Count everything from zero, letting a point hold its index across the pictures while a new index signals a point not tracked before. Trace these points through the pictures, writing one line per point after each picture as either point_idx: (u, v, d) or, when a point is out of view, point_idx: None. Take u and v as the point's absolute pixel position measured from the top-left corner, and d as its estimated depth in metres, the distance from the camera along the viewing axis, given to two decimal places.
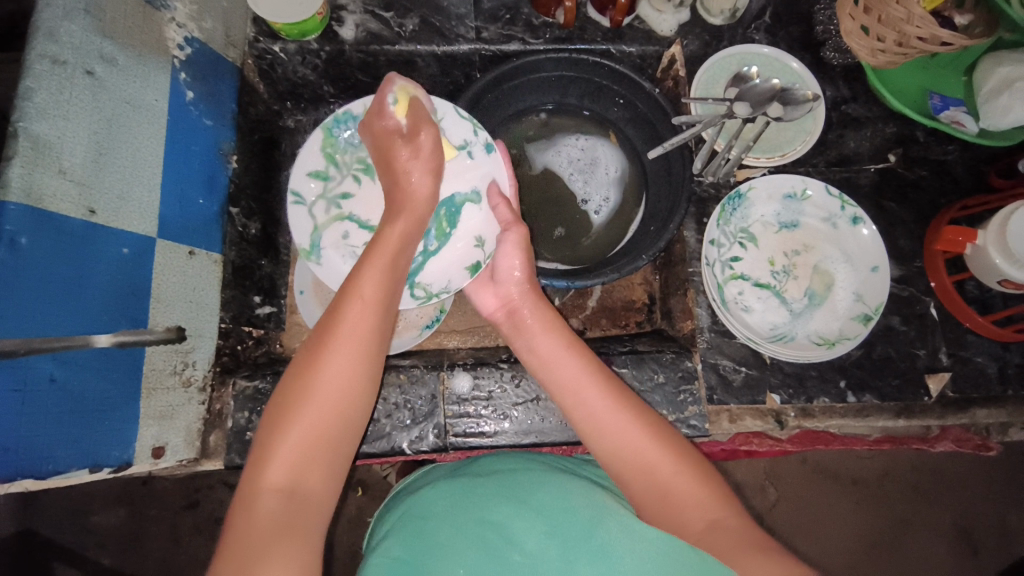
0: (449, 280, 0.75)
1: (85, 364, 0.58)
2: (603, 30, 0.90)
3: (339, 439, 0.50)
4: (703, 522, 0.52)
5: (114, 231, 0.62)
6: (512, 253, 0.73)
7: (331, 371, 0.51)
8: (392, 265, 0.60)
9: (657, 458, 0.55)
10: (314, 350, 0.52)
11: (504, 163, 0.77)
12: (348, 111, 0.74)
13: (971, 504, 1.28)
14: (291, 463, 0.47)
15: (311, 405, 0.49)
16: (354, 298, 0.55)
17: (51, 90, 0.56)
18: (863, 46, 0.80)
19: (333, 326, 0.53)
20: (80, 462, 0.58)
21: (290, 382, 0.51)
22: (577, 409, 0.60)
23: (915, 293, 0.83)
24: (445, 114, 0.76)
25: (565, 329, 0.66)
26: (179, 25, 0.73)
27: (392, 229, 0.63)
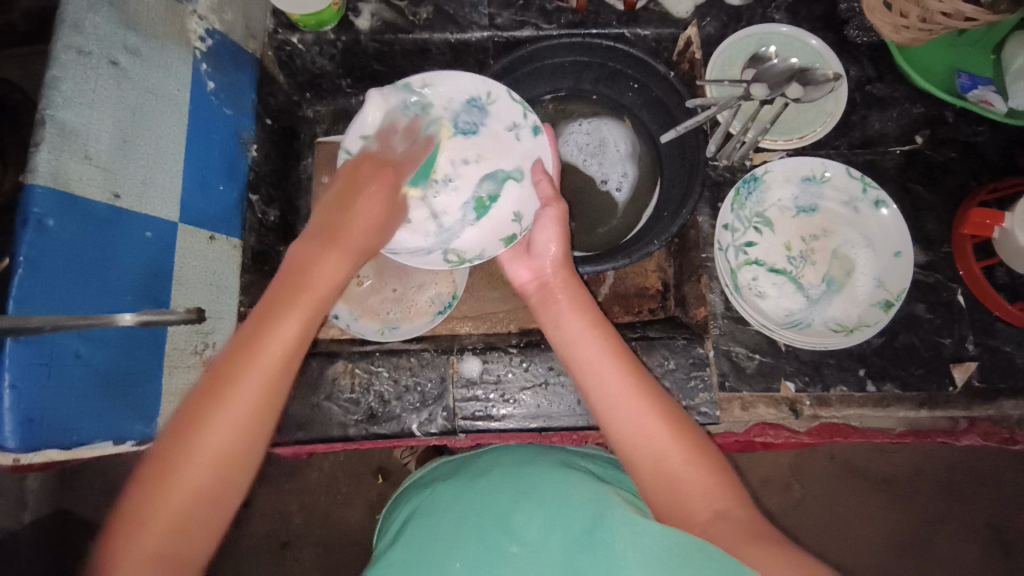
0: (484, 248, 0.79)
1: (109, 341, 0.61)
2: (617, 13, 0.89)
3: (227, 489, 0.49)
4: (708, 514, 0.52)
5: (137, 216, 0.65)
6: (550, 227, 0.72)
7: (216, 431, 0.48)
8: (320, 306, 0.56)
9: (667, 449, 0.55)
10: (211, 398, 0.49)
11: (549, 144, 0.79)
12: (408, 82, 0.76)
13: (1007, 503, 1.23)
14: (170, 519, 0.46)
15: (189, 472, 0.47)
16: (266, 343, 0.51)
17: (76, 79, 0.58)
18: (887, 23, 0.77)
19: (234, 379, 0.49)
20: (104, 435, 0.61)
21: (179, 433, 0.48)
22: (597, 391, 0.60)
23: (941, 280, 0.80)
24: (498, 95, 0.79)
25: (594, 310, 0.66)
26: (202, 17, 0.75)
27: (325, 261, 0.57)
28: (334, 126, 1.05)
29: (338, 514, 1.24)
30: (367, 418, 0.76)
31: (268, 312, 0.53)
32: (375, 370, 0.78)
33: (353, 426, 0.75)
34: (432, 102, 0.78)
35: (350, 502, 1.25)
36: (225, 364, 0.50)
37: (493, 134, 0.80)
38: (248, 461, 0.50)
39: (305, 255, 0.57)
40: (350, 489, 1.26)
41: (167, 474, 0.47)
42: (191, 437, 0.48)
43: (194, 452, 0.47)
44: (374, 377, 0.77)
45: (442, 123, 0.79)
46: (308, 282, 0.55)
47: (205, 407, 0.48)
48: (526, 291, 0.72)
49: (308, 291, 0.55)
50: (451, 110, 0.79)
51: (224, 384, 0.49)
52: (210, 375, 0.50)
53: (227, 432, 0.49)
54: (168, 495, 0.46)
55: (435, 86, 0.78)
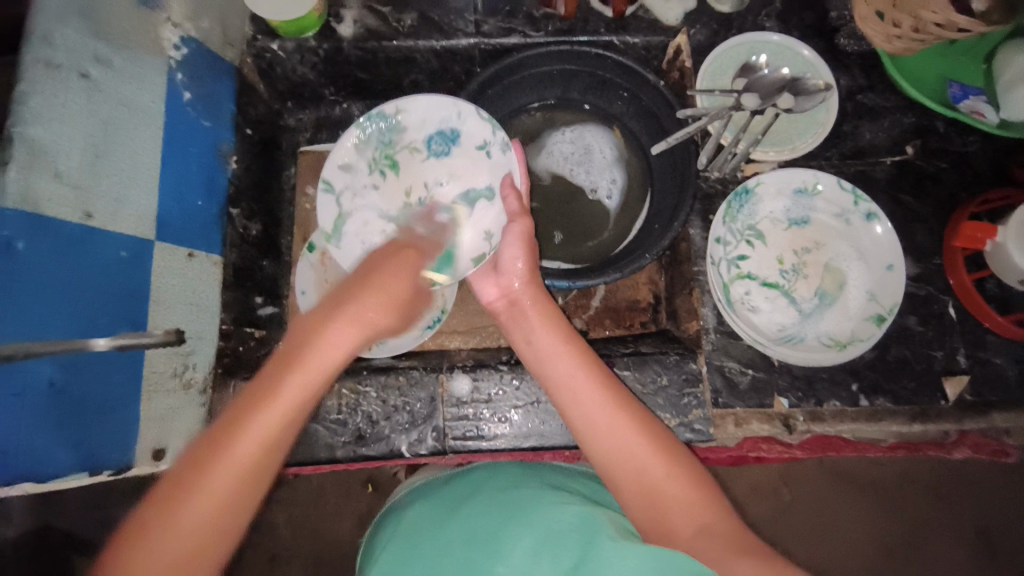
0: (455, 270, 0.77)
1: (84, 367, 0.58)
2: (606, 20, 0.88)
3: (232, 526, 0.45)
4: (692, 530, 0.51)
5: (112, 236, 0.62)
6: (514, 246, 0.71)
7: (177, 537, 0.43)
8: (320, 386, 0.49)
9: (648, 465, 0.54)
10: (230, 423, 0.46)
11: (519, 159, 0.76)
12: (380, 110, 0.78)
13: (993, 508, 1.24)
14: (177, 550, 0.43)
15: (197, 500, 0.44)
16: (289, 374, 0.48)
17: (44, 94, 0.56)
18: (877, 32, 0.77)
19: (258, 405, 0.46)
20: (81, 465, 0.59)
21: (193, 454, 0.45)
22: (572, 409, 0.58)
23: (933, 292, 0.79)
24: (467, 114, 0.78)
25: (565, 326, 0.64)
26: (175, 25, 0.73)
27: (331, 330, 0.51)
28: (317, 135, 1.03)
29: (326, 528, 1.22)
30: (355, 440, 0.74)
31: (256, 394, 0.47)
32: (361, 390, 0.76)
33: (340, 448, 0.74)
34: (406, 127, 0.79)
35: (339, 516, 1.23)
36: (258, 382, 0.48)
37: (464, 153, 0.80)
38: (253, 499, 0.47)
39: (313, 327, 0.51)
40: (338, 504, 1.23)
41: (149, 535, 0.43)
42: (149, 543, 0.43)
43: (149, 556, 0.42)
44: (361, 397, 0.75)
45: (414, 146, 0.80)
46: (304, 363, 0.49)
47: (163, 510, 0.43)
48: (495, 309, 0.71)
49: (301, 375, 0.48)
50: (424, 133, 0.80)
51: (245, 411, 0.46)
52: (179, 467, 0.45)
53: (189, 541, 0.43)
54: (174, 523, 0.43)
55: (408, 112, 0.79)
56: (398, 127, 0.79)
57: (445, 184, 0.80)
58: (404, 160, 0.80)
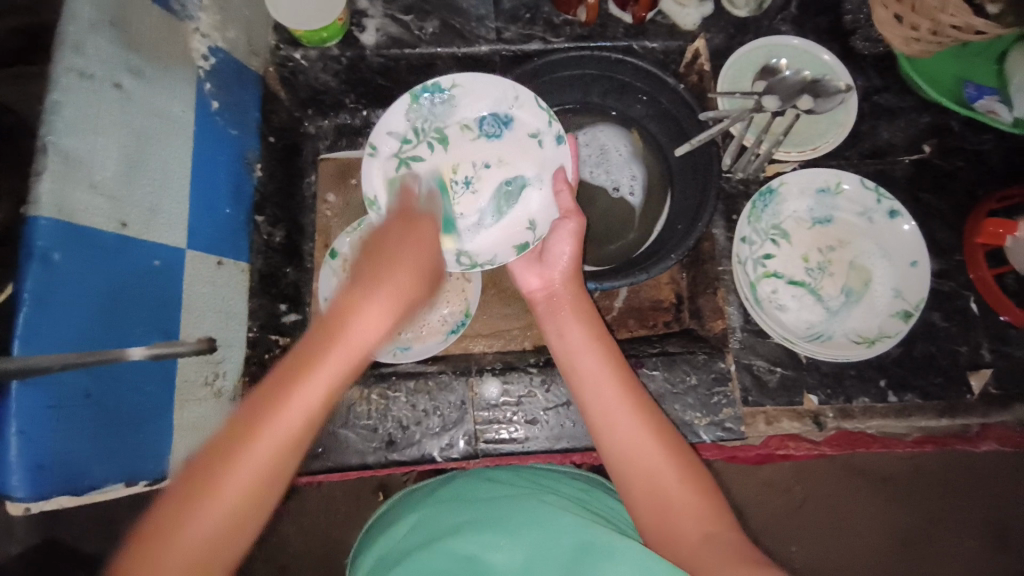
0: (496, 254, 0.77)
1: (118, 377, 0.58)
2: (625, 26, 0.89)
3: (268, 498, 0.47)
4: (698, 535, 0.51)
5: (145, 244, 0.62)
6: (565, 241, 0.71)
7: (235, 480, 0.45)
8: (355, 368, 0.50)
9: (658, 469, 0.55)
10: (271, 394, 0.46)
11: (571, 152, 0.77)
12: (437, 82, 0.76)
13: (1004, 501, 1.24)
14: (218, 520, 0.44)
15: (238, 471, 0.45)
16: (330, 348, 0.48)
17: (79, 104, 0.55)
18: (897, 35, 0.78)
19: (303, 376, 0.47)
20: (117, 476, 0.58)
21: (242, 420, 0.46)
22: (596, 403, 0.59)
23: (955, 288, 0.80)
24: (526, 102, 0.78)
25: (597, 323, 0.66)
26: (203, 35, 0.73)
27: (364, 313, 0.50)
28: (336, 143, 1.03)
29: (342, 534, 1.21)
30: (387, 445, 0.74)
31: (287, 372, 0.48)
32: (392, 395, 0.75)
33: (372, 453, 0.73)
34: (460, 102, 0.78)
35: (355, 523, 1.22)
36: (291, 364, 0.48)
37: (515, 139, 0.79)
38: (281, 482, 0.47)
39: (347, 305, 0.51)
40: (353, 510, 1.22)
41: (189, 506, 0.44)
42: (232, 453, 0.45)
43: (195, 519, 0.44)
44: (391, 402, 0.75)
45: (465, 123, 0.79)
46: (341, 341, 0.49)
47: (213, 471, 0.45)
48: (535, 298, 0.72)
49: (352, 335, 0.50)
50: (477, 113, 0.79)
51: (287, 385, 0.47)
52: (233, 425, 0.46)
53: (235, 501, 0.45)
54: (214, 496, 0.44)
55: (462, 88, 0.78)
56: (451, 102, 0.78)
57: (492, 167, 0.79)
58: (453, 135, 0.79)
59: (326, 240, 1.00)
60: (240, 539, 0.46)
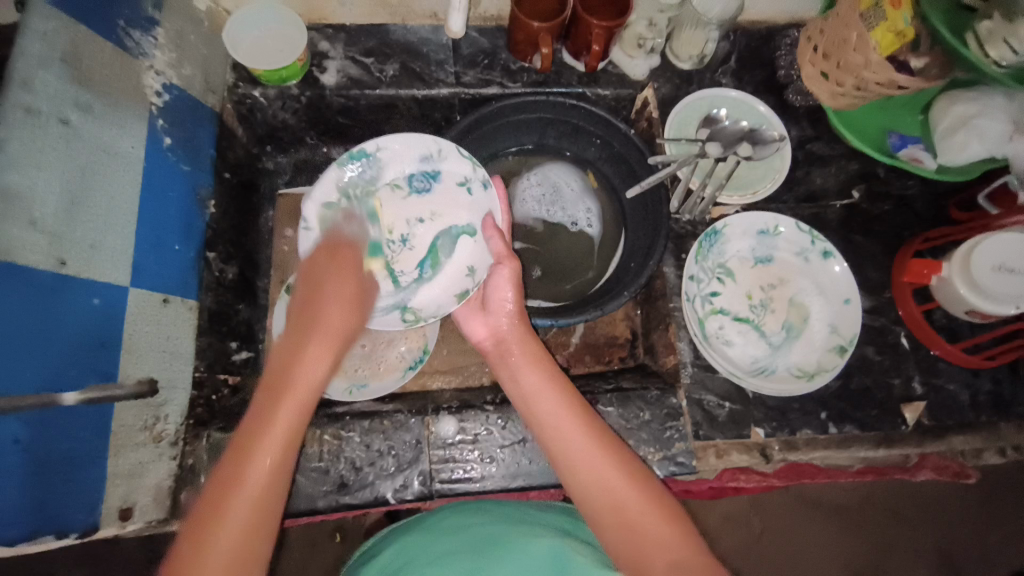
0: (439, 306, 0.78)
1: (48, 423, 0.55)
2: (578, 74, 0.93)
3: (258, 546, 0.49)
4: (664, 564, 0.50)
5: (85, 283, 0.60)
6: (504, 285, 0.73)
7: (216, 548, 0.47)
8: (309, 399, 0.56)
9: (625, 498, 0.55)
10: (234, 458, 0.51)
11: (500, 198, 0.80)
12: (362, 149, 0.76)
13: (950, 527, 1.29)
14: None
15: (225, 527, 0.48)
16: (290, 384, 0.55)
17: (23, 140, 0.54)
18: (825, 90, 0.87)
19: (257, 430, 0.52)
20: (44, 527, 0.55)
21: (208, 498, 0.50)
22: (557, 446, 0.59)
23: (887, 323, 0.85)
24: (448, 153, 0.79)
25: (553, 365, 0.66)
26: (158, 72, 0.73)
27: (309, 359, 0.58)
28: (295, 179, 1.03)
29: None
30: (338, 489, 0.72)
31: (254, 418, 0.53)
32: (344, 436, 0.74)
33: (322, 498, 0.71)
34: (387, 164, 0.78)
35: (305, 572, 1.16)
36: (236, 445, 0.52)
37: (444, 191, 0.80)
38: (268, 527, 0.50)
39: (285, 360, 0.57)
40: (305, 558, 1.16)
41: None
42: (208, 526, 0.48)
43: None
44: (344, 443, 0.74)
45: (394, 184, 0.79)
46: (289, 391, 0.55)
47: (198, 542, 0.47)
48: (483, 348, 0.72)
49: (297, 390, 0.55)
50: (405, 171, 0.79)
51: (245, 443, 0.52)
52: (209, 490, 0.50)
53: (229, 548, 0.48)
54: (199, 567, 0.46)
55: (388, 150, 0.78)
56: (377, 165, 0.78)
57: (426, 222, 0.80)
58: (385, 197, 0.79)
59: (282, 277, 0.98)
60: None
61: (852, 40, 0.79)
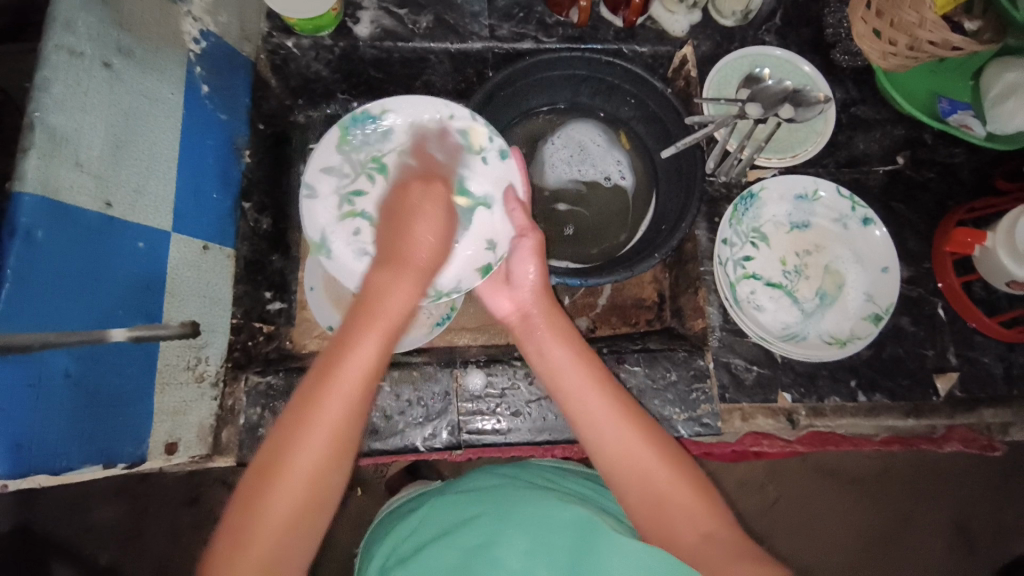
0: (460, 280, 0.74)
1: (98, 359, 0.57)
2: (616, 29, 0.91)
3: (342, 460, 0.53)
4: (698, 536, 0.53)
5: (129, 226, 0.61)
6: (527, 258, 0.73)
7: (306, 452, 0.51)
8: (393, 329, 0.58)
9: (655, 473, 0.57)
10: (313, 395, 0.52)
11: (518, 168, 0.77)
12: (365, 111, 0.76)
13: (967, 503, 1.29)
14: (294, 496, 0.50)
15: (308, 448, 0.51)
16: (366, 327, 0.56)
17: (67, 82, 0.55)
18: (875, 49, 0.81)
19: (336, 366, 0.54)
20: (95, 458, 0.58)
21: (291, 419, 0.52)
22: (583, 419, 0.60)
23: (924, 294, 0.84)
24: (459, 118, 0.77)
25: (576, 339, 0.67)
26: (195, 19, 0.73)
27: (394, 288, 0.60)
28: (325, 133, 1.03)
29: None
30: (369, 434, 0.74)
31: (344, 341, 0.56)
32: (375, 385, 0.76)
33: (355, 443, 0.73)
34: (393, 128, 0.77)
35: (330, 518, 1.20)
36: (312, 377, 0.53)
37: (458, 160, 0.77)
38: (348, 454, 0.53)
39: (377, 285, 0.60)
40: None
41: (269, 484, 0.50)
42: (292, 442, 0.51)
43: (280, 488, 0.50)
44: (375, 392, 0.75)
45: (403, 149, 0.76)
46: (376, 314, 0.58)
47: (282, 450, 0.51)
48: (507, 322, 0.73)
49: (378, 320, 0.57)
50: (412, 137, 0.77)
51: (322, 384, 0.53)
52: (292, 414, 0.52)
53: (315, 455, 0.51)
54: (289, 472, 0.50)
55: (394, 112, 0.77)
56: (385, 132, 0.77)
57: None
58: (393, 163, 0.76)
59: None
60: (323, 508, 0.52)
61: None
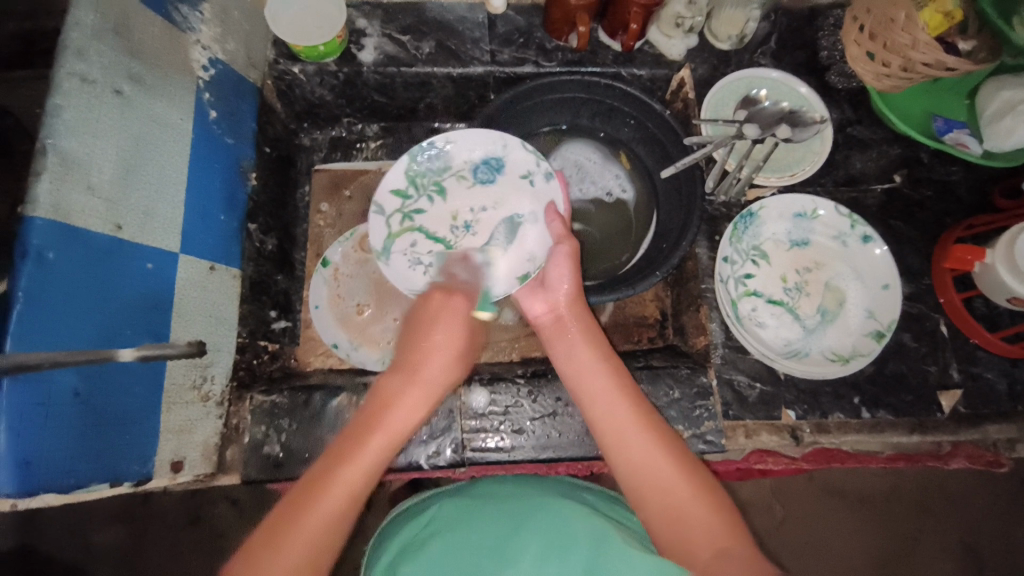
0: (496, 285, 0.77)
1: (109, 377, 0.58)
2: (614, 53, 0.93)
3: (351, 518, 0.54)
4: (710, 553, 0.52)
5: (138, 247, 0.62)
6: (562, 264, 0.73)
7: (326, 506, 0.52)
8: (420, 412, 0.62)
9: (672, 484, 0.56)
10: (342, 456, 0.56)
11: (562, 187, 0.80)
12: (431, 141, 0.80)
13: (977, 523, 1.27)
14: (306, 552, 0.50)
15: (327, 501, 0.53)
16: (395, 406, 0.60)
17: (79, 108, 0.56)
18: (868, 71, 0.84)
19: (368, 432, 0.58)
20: (101, 477, 0.58)
21: (317, 475, 0.54)
22: (608, 424, 0.61)
23: (924, 310, 0.84)
24: (513, 147, 0.81)
25: (607, 347, 0.68)
26: (204, 47, 0.75)
27: (427, 368, 0.64)
28: (330, 155, 1.05)
29: None
30: None
31: (347, 443, 0.57)
32: None
33: None
34: (453, 159, 0.81)
35: None
36: (344, 441, 0.57)
37: (509, 182, 0.82)
38: (361, 506, 0.55)
39: (387, 392, 0.62)
40: None
41: (283, 537, 0.50)
42: (313, 500, 0.52)
43: (297, 535, 0.51)
44: None
45: (461, 174, 0.82)
46: (406, 390, 0.62)
47: (258, 559, 0.49)
48: (538, 324, 0.73)
49: (416, 391, 0.62)
50: (471, 163, 0.82)
51: (354, 441, 0.57)
52: (322, 465, 0.55)
53: (332, 511, 0.52)
54: (306, 523, 0.51)
55: (455, 144, 0.81)
56: (445, 158, 0.81)
57: (490, 210, 0.81)
58: (450, 186, 0.82)
59: (319, 251, 1.00)
60: (326, 567, 0.52)
61: (900, 21, 0.76)
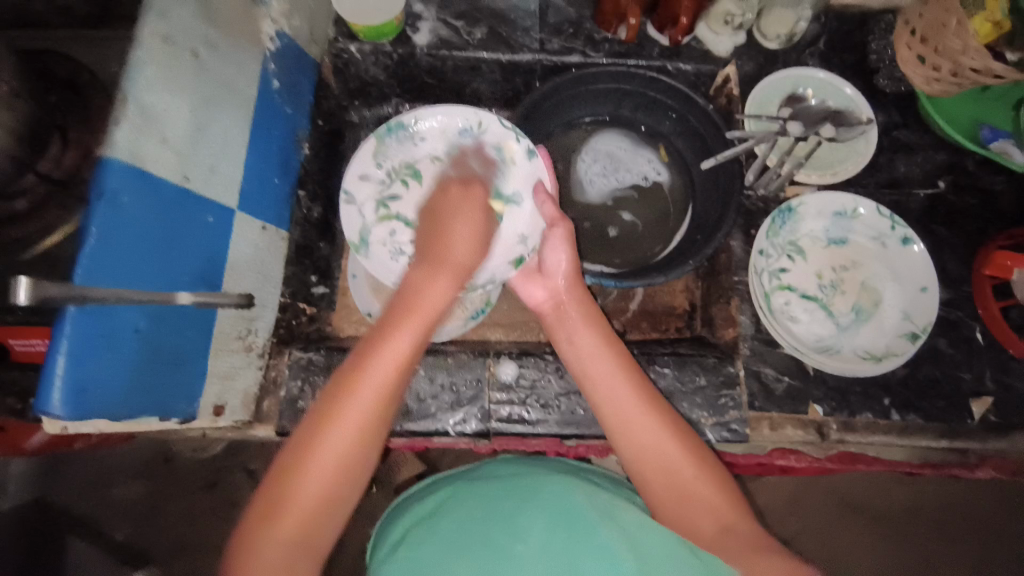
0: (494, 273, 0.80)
1: (165, 318, 0.61)
2: (661, 47, 0.94)
3: (369, 451, 0.57)
4: (716, 528, 0.56)
5: (200, 200, 0.66)
6: (559, 249, 0.76)
7: (327, 448, 0.55)
8: (426, 326, 0.63)
9: (679, 466, 0.59)
10: (336, 398, 0.57)
11: (545, 166, 0.81)
12: (399, 121, 0.82)
13: (1001, 552, 1.23)
14: (312, 497, 0.54)
15: (328, 446, 0.55)
16: (393, 338, 0.60)
17: (160, 65, 0.59)
18: (918, 74, 0.84)
19: (359, 374, 0.57)
20: (150, 410, 0.61)
21: (313, 422, 0.56)
22: (610, 411, 0.62)
23: (962, 317, 0.83)
24: (487, 124, 0.83)
25: (604, 327, 0.69)
26: (274, 21, 0.79)
27: (434, 285, 0.65)
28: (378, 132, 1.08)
29: None
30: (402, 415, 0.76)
31: (377, 334, 0.61)
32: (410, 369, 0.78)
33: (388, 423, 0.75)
34: (423, 136, 0.83)
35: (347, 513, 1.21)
36: (334, 387, 0.57)
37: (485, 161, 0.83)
38: (372, 443, 0.58)
39: (416, 283, 0.65)
40: None
41: (292, 475, 0.54)
42: (312, 445, 0.55)
43: (308, 474, 0.54)
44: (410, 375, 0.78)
45: (434, 156, 0.84)
46: (416, 309, 0.62)
47: (309, 440, 0.55)
48: (540, 310, 0.75)
49: (417, 315, 0.62)
50: (443, 145, 0.84)
51: (342, 390, 0.57)
52: (320, 404, 0.57)
53: (338, 449, 0.55)
54: (311, 463, 0.54)
55: (424, 122, 0.83)
56: (415, 139, 0.84)
57: None
58: (425, 170, 0.84)
59: None
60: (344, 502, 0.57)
61: (953, 24, 0.75)
